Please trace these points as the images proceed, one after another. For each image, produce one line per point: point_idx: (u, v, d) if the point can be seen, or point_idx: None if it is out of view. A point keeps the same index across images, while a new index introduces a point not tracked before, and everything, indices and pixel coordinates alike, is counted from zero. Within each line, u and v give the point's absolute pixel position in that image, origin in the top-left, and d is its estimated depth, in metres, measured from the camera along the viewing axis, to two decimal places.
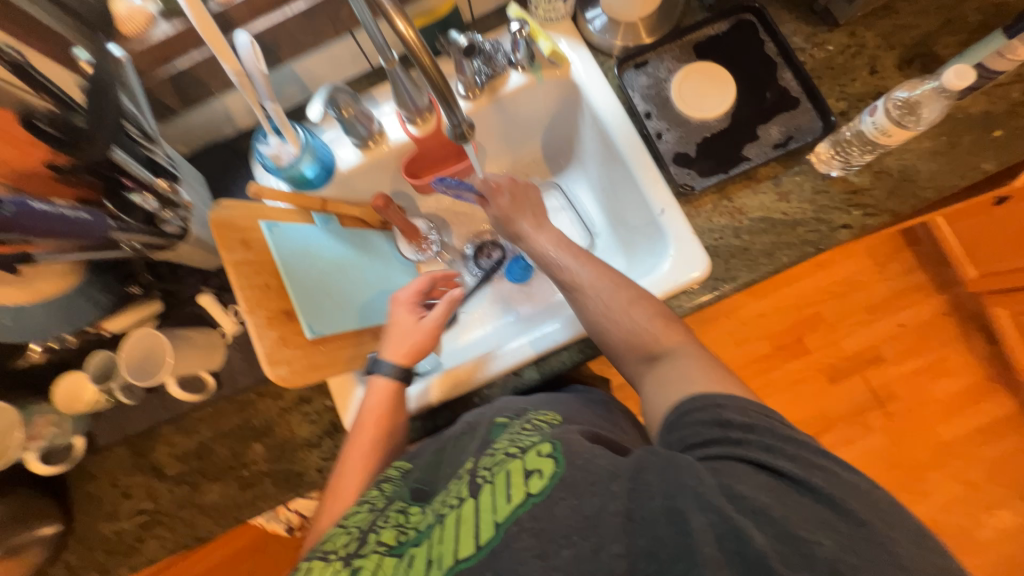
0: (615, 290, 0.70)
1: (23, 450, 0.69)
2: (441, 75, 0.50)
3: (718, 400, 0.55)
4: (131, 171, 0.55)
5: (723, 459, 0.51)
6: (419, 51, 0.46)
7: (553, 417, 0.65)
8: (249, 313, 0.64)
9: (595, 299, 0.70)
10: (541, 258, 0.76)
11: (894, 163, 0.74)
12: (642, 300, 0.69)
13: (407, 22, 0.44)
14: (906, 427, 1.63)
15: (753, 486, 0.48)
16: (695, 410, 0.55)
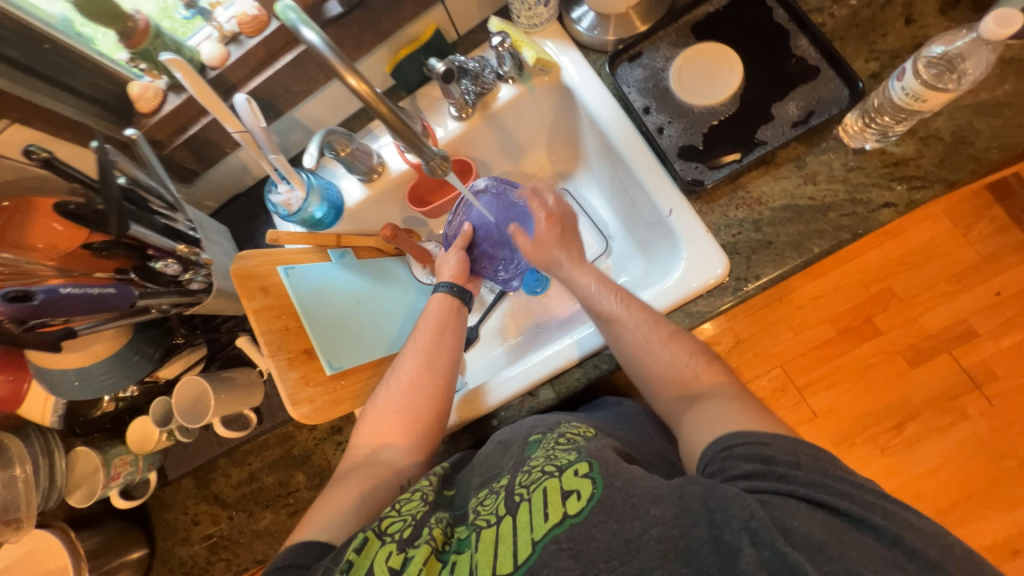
0: (651, 324, 0.65)
1: (107, 487, 0.78)
2: (403, 121, 0.52)
3: (763, 438, 0.51)
4: (151, 242, 0.61)
5: (776, 494, 0.46)
6: (374, 100, 0.48)
7: (586, 429, 0.61)
8: (272, 357, 0.68)
9: (634, 332, 0.65)
10: (580, 292, 0.72)
11: (945, 124, 0.63)
12: (679, 338, 0.65)
13: (357, 77, 0.46)
14: (1009, 410, 1.42)
15: (807, 521, 0.44)
16: (738, 445, 0.51)
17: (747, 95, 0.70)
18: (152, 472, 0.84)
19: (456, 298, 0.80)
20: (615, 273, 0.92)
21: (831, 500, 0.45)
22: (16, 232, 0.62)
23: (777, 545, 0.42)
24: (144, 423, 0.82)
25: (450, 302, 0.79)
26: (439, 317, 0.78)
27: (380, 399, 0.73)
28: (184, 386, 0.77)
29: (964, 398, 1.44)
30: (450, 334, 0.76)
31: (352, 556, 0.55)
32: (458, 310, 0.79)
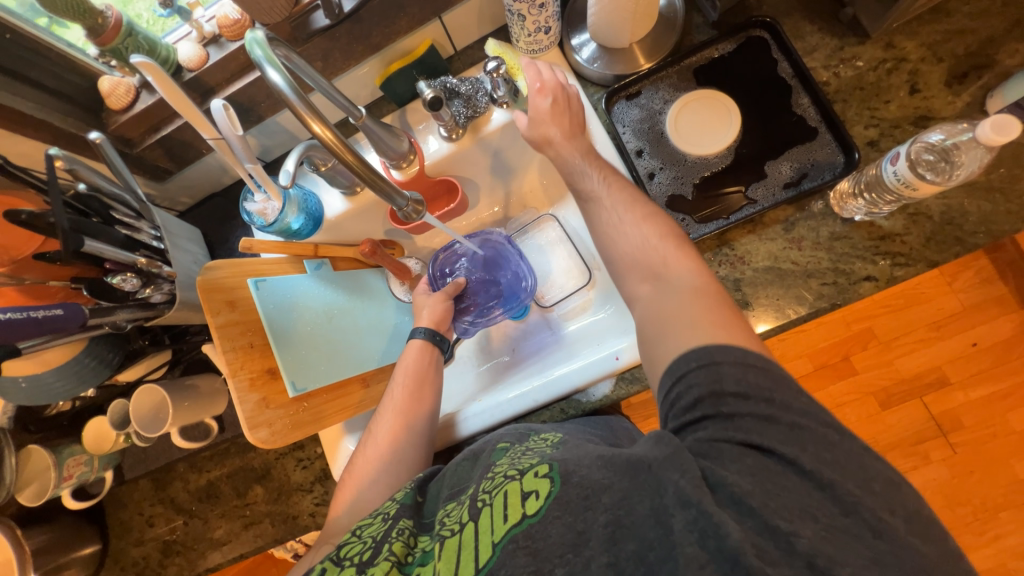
0: (628, 203, 0.63)
1: (58, 487, 0.77)
2: (367, 164, 0.55)
3: (715, 356, 0.47)
4: (108, 256, 0.58)
5: (715, 443, 0.45)
6: (339, 148, 0.50)
7: (553, 437, 0.62)
8: (232, 376, 0.66)
9: (609, 212, 0.64)
10: (565, 169, 0.69)
11: (936, 203, 0.62)
12: (655, 218, 0.61)
13: (322, 124, 0.48)
14: (972, 460, 1.44)
15: (736, 471, 0.43)
16: (690, 371, 0.48)
17: (743, 149, 0.68)
18: (109, 472, 0.83)
19: (435, 345, 0.80)
20: (597, 308, 0.90)
21: (768, 442, 0.43)
22: None
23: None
24: (102, 423, 0.81)
25: (426, 353, 0.79)
26: (417, 373, 0.76)
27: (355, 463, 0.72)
28: (143, 393, 0.75)
29: (929, 444, 1.47)
30: (426, 387, 0.75)
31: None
32: (432, 359, 0.79)
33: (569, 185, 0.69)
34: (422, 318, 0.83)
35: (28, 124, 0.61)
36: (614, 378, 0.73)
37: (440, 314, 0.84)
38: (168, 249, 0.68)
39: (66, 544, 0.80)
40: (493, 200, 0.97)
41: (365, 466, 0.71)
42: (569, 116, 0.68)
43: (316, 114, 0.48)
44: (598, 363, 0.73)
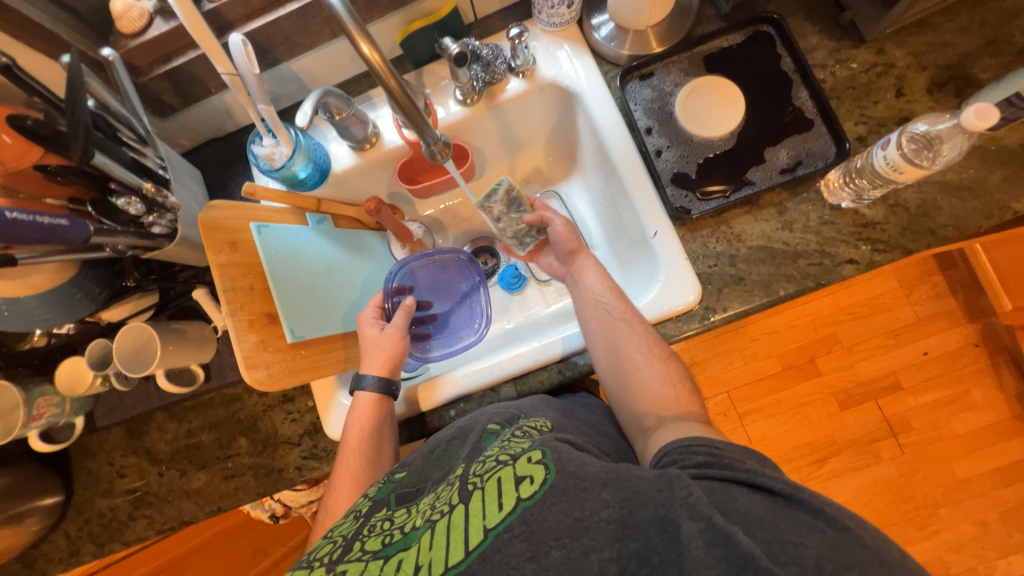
0: (647, 344, 0.67)
1: (25, 427, 0.73)
2: (407, 96, 0.55)
3: (717, 444, 0.54)
4: (115, 175, 0.56)
5: (721, 481, 0.50)
6: (384, 73, 0.50)
7: (544, 424, 0.65)
8: (231, 316, 0.65)
9: (635, 345, 0.67)
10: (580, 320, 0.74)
11: (913, 197, 0.68)
12: (672, 378, 0.66)
13: (371, 47, 0.48)
14: (918, 460, 1.55)
15: (748, 501, 0.47)
16: (695, 446, 0.54)
17: (745, 135, 0.73)
18: (79, 417, 0.80)
19: (387, 396, 0.74)
20: None
21: (770, 483, 0.49)
22: None
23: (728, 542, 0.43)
24: (78, 363, 0.77)
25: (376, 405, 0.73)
26: (362, 432, 0.71)
27: (335, 495, 0.70)
28: (129, 332, 0.72)
29: (881, 443, 1.57)
30: (379, 439, 0.71)
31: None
32: (382, 411, 0.73)
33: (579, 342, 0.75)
34: (371, 362, 0.76)
35: (35, 35, 0.59)
36: None
37: (394, 357, 0.76)
38: (171, 182, 0.66)
39: (27, 489, 0.76)
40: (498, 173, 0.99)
41: (343, 498, 0.69)
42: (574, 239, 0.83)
43: (365, 35, 0.48)
44: None
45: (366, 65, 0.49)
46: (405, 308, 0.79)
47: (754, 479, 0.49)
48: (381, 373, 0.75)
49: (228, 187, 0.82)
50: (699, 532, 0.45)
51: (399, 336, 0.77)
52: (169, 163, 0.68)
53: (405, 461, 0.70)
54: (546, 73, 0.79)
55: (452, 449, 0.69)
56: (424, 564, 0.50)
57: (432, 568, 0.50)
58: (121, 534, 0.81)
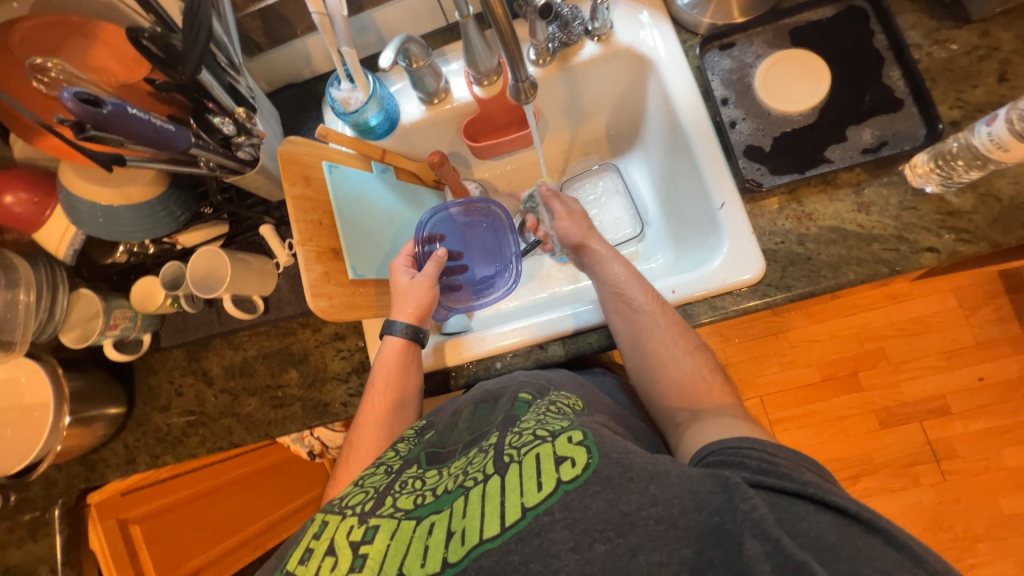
0: (675, 334, 0.66)
1: (101, 335, 0.78)
2: (512, 34, 0.55)
3: (770, 448, 0.48)
4: (214, 94, 0.60)
5: (784, 495, 0.43)
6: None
7: (576, 402, 0.60)
8: (302, 245, 0.68)
9: (661, 332, 0.66)
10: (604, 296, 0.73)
11: (1007, 187, 0.65)
12: (699, 353, 0.65)
13: None
14: (961, 489, 1.43)
15: (816, 523, 0.41)
16: (746, 448, 0.48)
17: (827, 112, 0.70)
18: (147, 334, 0.84)
19: (413, 343, 0.72)
20: (643, 259, 0.93)
21: (840, 501, 0.42)
22: (75, 51, 0.60)
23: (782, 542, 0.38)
24: (152, 283, 0.81)
25: (405, 351, 0.72)
26: (393, 381, 0.70)
27: (358, 434, 0.70)
28: (204, 254, 0.77)
29: (920, 468, 1.45)
30: (406, 396, 0.70)
31: (309, 542, 0.50)
32: (410, 357, 0.72)
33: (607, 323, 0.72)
34: (400, 309, 0.74)
35: None
36: None
37: (423, 305, 0.73)
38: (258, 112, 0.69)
39: (95, 396, 0.81)
40: (557, 142, 0.99)
41: (370, 437, 0.68)
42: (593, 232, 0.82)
43: None
44: None
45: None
46: (438, 259, 0.77)
47: (823, 496, 0.43)
48: (409, 320, 0.73)
49: (301, 130, 0.85)
50: (766, 554, 0.38)
51: (429, 285, 0.75)
52: (256, 97, 0.71)
53: (431, 419, 0.69)
54: (623, 37, 0.79)
55: (482, 412, 0.65)
56: (457, 533, 0.45)
57: (466, 539, 0.44)
58: (175, 449, 0.85)
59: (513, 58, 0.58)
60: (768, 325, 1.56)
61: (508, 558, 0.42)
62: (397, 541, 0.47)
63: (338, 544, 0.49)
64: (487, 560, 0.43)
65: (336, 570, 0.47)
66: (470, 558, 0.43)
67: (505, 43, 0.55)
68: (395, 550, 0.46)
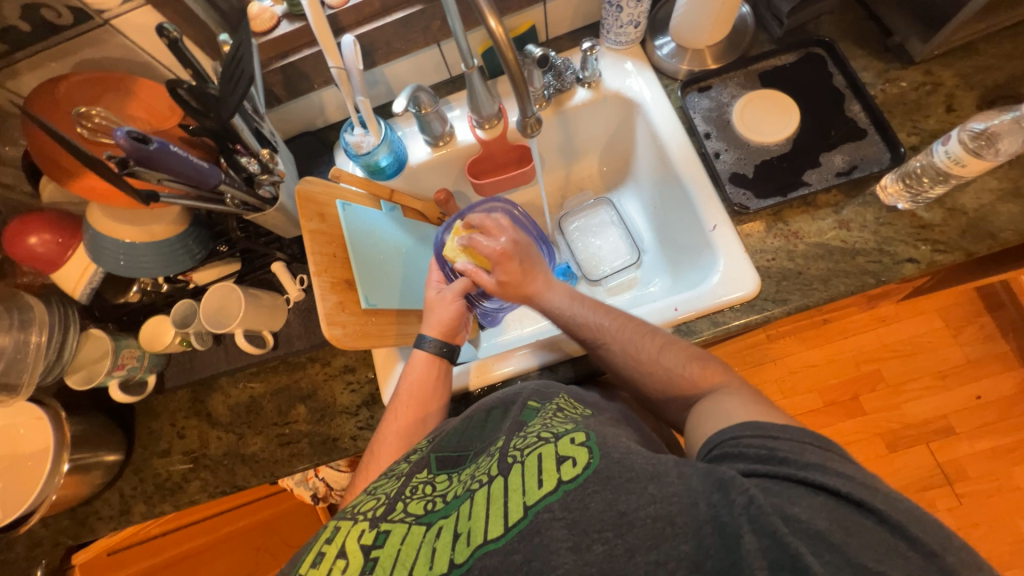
0: (640, 340, 0.64)
1: (108, 375, 0.77)
2: (519, 69, 0.62)
3: (772, 432, 0.47)
4: (243, 137, 0.65)
5: (779, 480, 0.43)
6: (503, 47, 0.58)
7: (584, 406, 0.59)
8: (317, 275, 0.70)
9: (622, 349, 0.64)
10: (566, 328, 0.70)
11: (970, 202, 0.71)
12: (670, 346, 0.63)
13: (498, 21, 0.55)
14: (978, 512, 1.39)
15: (809, 508, 0.40)
16: (745, 436, 0.47)
17: (801, 141, 0.78)
18: (152, 375, 0.84)
19: (443, 358, 0.73)
20: (643, 285, 0.97)
21: (833, 482, 0.42)
22: (111, 102, 0.65)
23: (779, 533, 0.38)
24: (162, 322, 0.82)
25: (434, 366, 0.72)
26: (423, 390, 0.71)
27: (379, 445, 0.68)
28: (216, 291, 0.79)
29: (935, 492, 1.42)
30: (430, 408, 0.70)
31: (322, 546, 0.49)
32: (440, 373, 0.72)
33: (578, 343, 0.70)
34: (429, 324, 0.75)
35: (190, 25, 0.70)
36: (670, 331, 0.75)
37: (452, 321, 0.74)
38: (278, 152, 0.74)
39: (95, 441, 0.78)
40: (554, 180, 1.06)
41: (387, 449, 0.67)
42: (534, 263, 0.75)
43: (496, 13, 0.55)
44: (657, 314, 0.75)
45: (492, 38, 0.57)
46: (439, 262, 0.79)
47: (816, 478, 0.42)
48: (438, 336, 0.74)
49: (314, 173, 0.90)
50: (762, 550, 0.38)
51: (454, 299, 0.75)
52: (276, 141, 0.76)
53: (440, 429, 0.65)
54: (610, 84, 0.87)
55: (493, 419, 0.62)
56: (464, 534, 0.44)
57: (472, 539, 0.44)
58: (174, 496, 0.81)
59: (521, 93, 0.66)
60: (763, 354, 1.58)
61: (509, 559, 0.41)
62: (407, 546, 0.46)
63: (348, 547, 0.48)
64: (490, 561, 0.42)
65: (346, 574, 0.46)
66: (474, 558, 0.42)
67: (516, 85, 0.64)
68: (405, 555, 0.45)
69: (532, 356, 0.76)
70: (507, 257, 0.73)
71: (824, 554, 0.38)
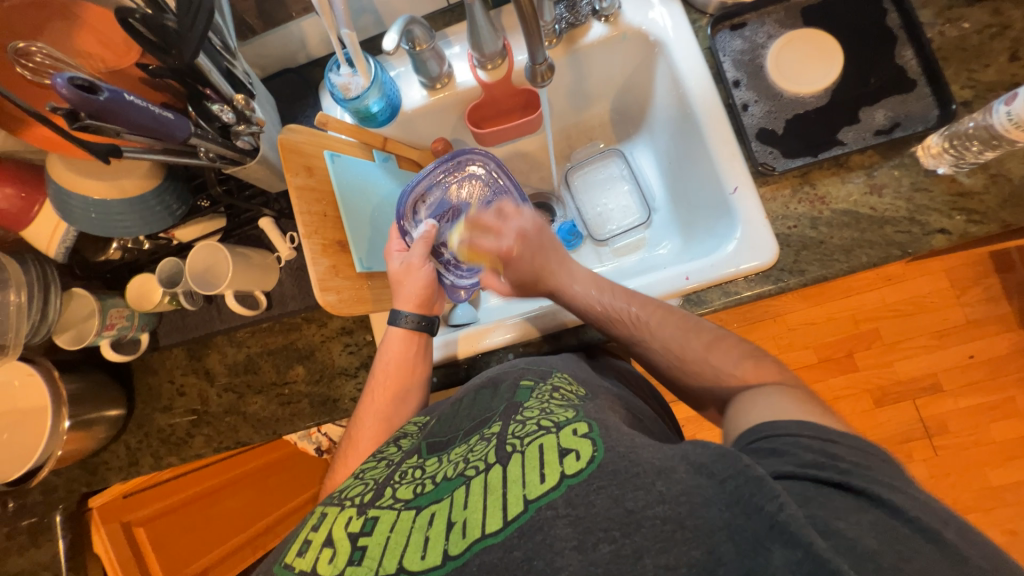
0: (684, 337, 0.62)
1: (98, 335, 0.75)
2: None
3: (832, 435, 0.46)
4: (212, 80, 0.58)
5: (825, 484, 0.42)
6: None
7: (578, 387, 0.59)
8: (307, 238, 0.64)
9: (666, 351, 0.63)
10: (596, 318, 0.68)
11: (1017, 167, 0.65)
12: (720, 345, 0.61)
13: None
14: (951, 463, 1.43)
15: (856, 525, 0.39)
16: (805, 436, 0.46)
17: (840, 93, 0.70)
18: (145, 333, 0.81)
19: (422, 332, 0.71)
20: (651, 246, 0.92)
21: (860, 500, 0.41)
22: (58, 33, 0.56)
23: (814, 545, 0.36)
24: (149, 279, 0.79)
25: (413, 341, 0.71)
26: (404, 365, 0.70)
27: (358, 433, 0.68)
28: (201, 250, 0.74)
29: (914, 443, 1.45)
30: (412, 382, 0.69)
31: (309, 534, 0.50)
32: (419, 347, 0.72)
33: (606, 334, 0.67)
34: (402, 297, 0.72)
35: None
36: (678, 300, 0.72)
37: (425, 294, 0.72)
38: (256, 98, 0.66)
39: (94, 399, 0.78)
40: (561, 128, 0.98)
41: (371, 429, 0.67)
42: (547, 254, 0.75)
43: None
44: (666, 282, 0.72)
45: None
46: (428, 239, 0.72)
47: (823, 482, 0.42)
48: (415, 310, 0.71)
49: (298, 118, 0.82)
50: (795, 563, 0.36)
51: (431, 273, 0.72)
52: (253, 82, 0.68)
53: (430, 411, 0.67)
54: (632, 18, 0.77)
55: (482, 398, 0.62)
56: (457, 523, 0.44)
57: (467, 531, 0.43)
58: (178, 450, 0.83)
59: (529, 27, 0.57)
60: (765, 311, 1.53)
61: (510, 555, 0.41)
62: (396, 533, 0.46)
63: (335, 536, 0.48)
64: (489, 557, 0.41)
65: (333, 563, 0.46)
66: (471, 552, 0.42)
67: (526, 26, 0.57)
68: (394, 542, 0.45)
69: (529, 325, 0.75)
70: (513, 257, 0.76)
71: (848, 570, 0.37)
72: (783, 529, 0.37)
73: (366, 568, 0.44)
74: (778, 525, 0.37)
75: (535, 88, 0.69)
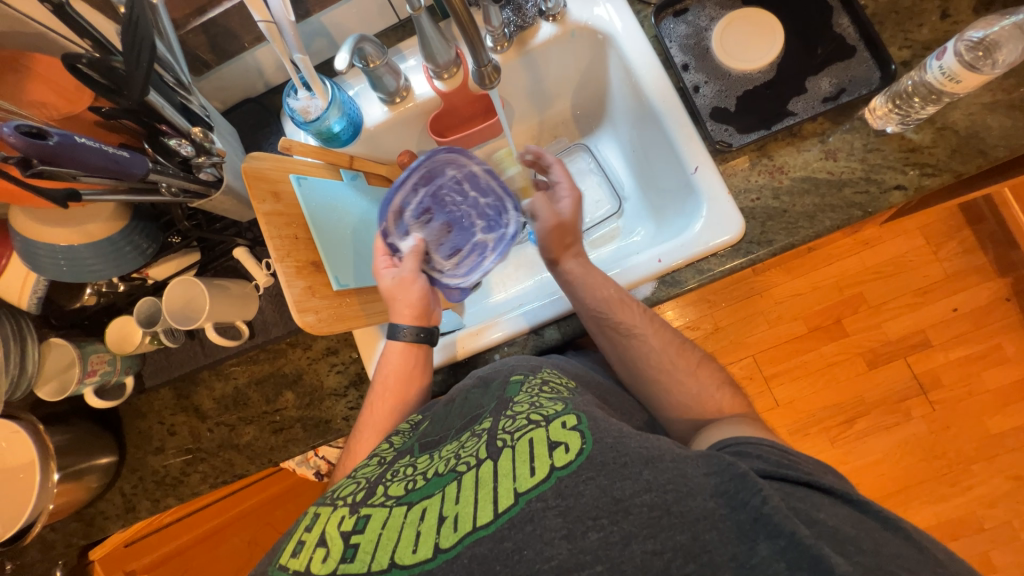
0: (680, 354, 0.65)
1: (81, 383, 0.75)
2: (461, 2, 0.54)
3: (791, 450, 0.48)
4: (167, 116, 0.58)
5: (792, 483, 0.43)
6: None
7: (567, 379, 0.60)
8: (279, 262, 0.65)
9: (656, 368, 0.64)
10: (599, 323, 0.67)
11: (961, 118, 0.67)
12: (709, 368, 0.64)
13: None
14: (949, 416, 1.45)
15: (835, 515, 0.41)
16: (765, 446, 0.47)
17: (785, 66, 0.72)
18: (129, 377, 0.81)
19: (421, 343, 0.72)
20: (625, 234, 0.94)
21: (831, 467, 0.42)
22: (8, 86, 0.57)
23: (799, 534, 0.37)
24: (128, 322, 0.78)
25: (413, 353, 0.71)
26: (404, 378, 0.70)
27: (352, 446, 0.68)
28: (177, 286, 0.73)
29: (911, 402, 1.46)
30: (404, 396, 0.69)
31: (302, 534, 0.49)
32: (420, 360, 0.72)
33: (604, 340, 0.67)
34: (399, 312, 0.72)
35: None
36: (654, 283, 0.73)
37: (417, 305, 0.71)
38: (215, 129, 0.67)
39: (84, 447, 0.78)
40: (525, 128, 0.99)
41: (366, 444, 0.67)
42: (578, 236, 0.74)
43: None
44: (641, 266, 0.72)
45: None
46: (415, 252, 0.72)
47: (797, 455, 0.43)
48: (411, 323, 0.71)
49: (262, 145, 0.82)
50: (782, 552, 0.38)
51: (413, 279, 0.71)
52: (211, 115, 0.69)
53: (427, 408, 0.67)
54: (578, 15, 0.78)
55: (472, 397, 0.63)
56: (449, 518, 0.44)
57: (459, 526, 0.43)
58: (175, 489, 0.82)
59: (468, 29, 0.58)
60: (752, 287, 1.54)
61: (500, 546, 0.41)
62: (388, 528, 0.46)
63: (328, 535, 0.47)
64: (480, 549, 0.42)
65: (327, 561, 0.45)
66: (462, 546, 0.42)
67: (464, 29, 0.58)
68: (385, 536, 0.45)
69: (513, 324, 0.75)
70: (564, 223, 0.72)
71: (818, 527, 0.40)
72: (767, 520, 0.39)
73: (357, 565, 0.44)
74: (763, 518, 0.39)
75: (483, 88, 0.70)
